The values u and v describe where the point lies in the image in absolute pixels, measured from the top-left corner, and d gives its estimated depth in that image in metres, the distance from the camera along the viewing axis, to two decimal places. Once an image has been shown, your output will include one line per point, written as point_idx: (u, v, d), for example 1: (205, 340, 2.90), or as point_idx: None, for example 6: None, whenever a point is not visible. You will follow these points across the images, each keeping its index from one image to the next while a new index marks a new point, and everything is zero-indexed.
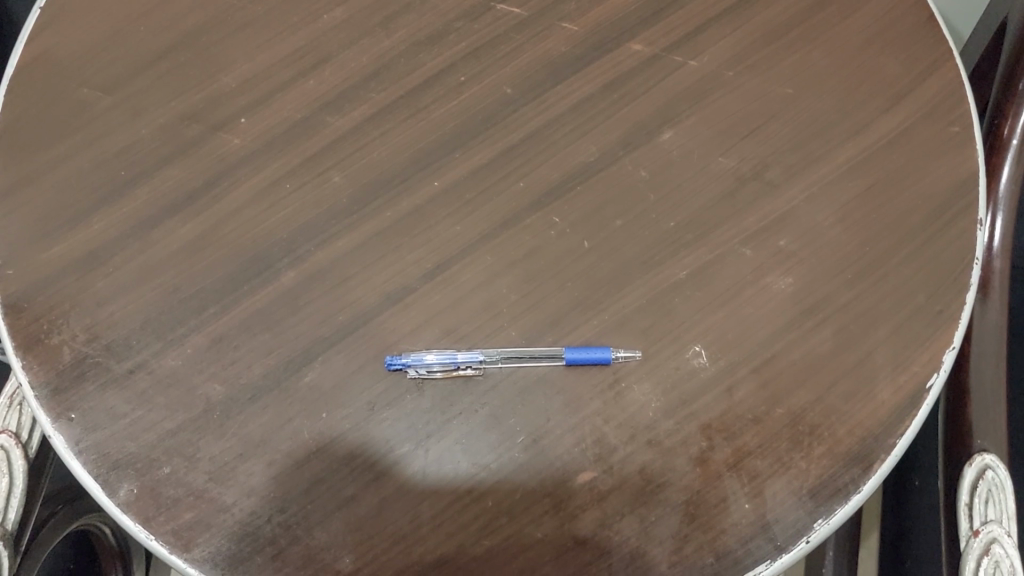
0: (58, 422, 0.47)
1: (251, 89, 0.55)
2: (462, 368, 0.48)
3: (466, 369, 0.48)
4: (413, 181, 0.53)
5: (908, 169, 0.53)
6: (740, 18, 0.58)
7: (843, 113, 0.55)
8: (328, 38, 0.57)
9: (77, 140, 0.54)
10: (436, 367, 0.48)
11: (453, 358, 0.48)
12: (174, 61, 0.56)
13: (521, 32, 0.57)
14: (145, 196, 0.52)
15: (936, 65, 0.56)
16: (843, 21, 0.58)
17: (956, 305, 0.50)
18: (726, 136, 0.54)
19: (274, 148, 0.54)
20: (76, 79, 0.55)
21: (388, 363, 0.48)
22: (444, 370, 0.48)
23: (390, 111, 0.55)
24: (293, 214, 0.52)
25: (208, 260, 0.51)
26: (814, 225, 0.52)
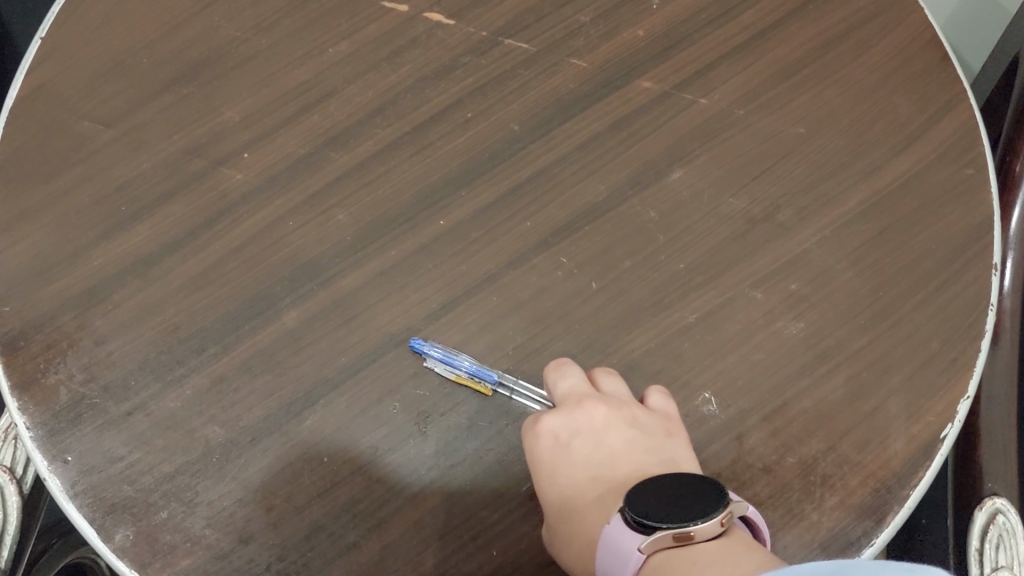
0: (54, 464, 0.46)
1: (255, 124, 0.54)
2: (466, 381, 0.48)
3: (467, 382, 0.48)
4: (419, 220, 0.52)
5: (921, 213, 0.52)
6: (751, 56, 0.57)
7: (854, 154, 0.54)
8: (334, 72, 0.56)
9: (77, 174, 0.53)
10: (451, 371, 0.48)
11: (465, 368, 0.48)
12: (177, 95, 0.55)
13: (529, 68, 0.56)
14: (147, 232, 0.51)
15: (950, 106, 0.56)
16: (856, 59, 0.57)
17: (971, 353, 0.49)
18: (737, 176, 0.53)
19: (278, 184, 0.53)
20: (77, 111, 0.54)
21: (413, 342, 0.49)
22: (457, 377, 0.48)
23: (395, 147, 0.54)
24: (296, 253, 0.51)
25: (209, 297, 0.50)
26: (826, 269, 0.51)
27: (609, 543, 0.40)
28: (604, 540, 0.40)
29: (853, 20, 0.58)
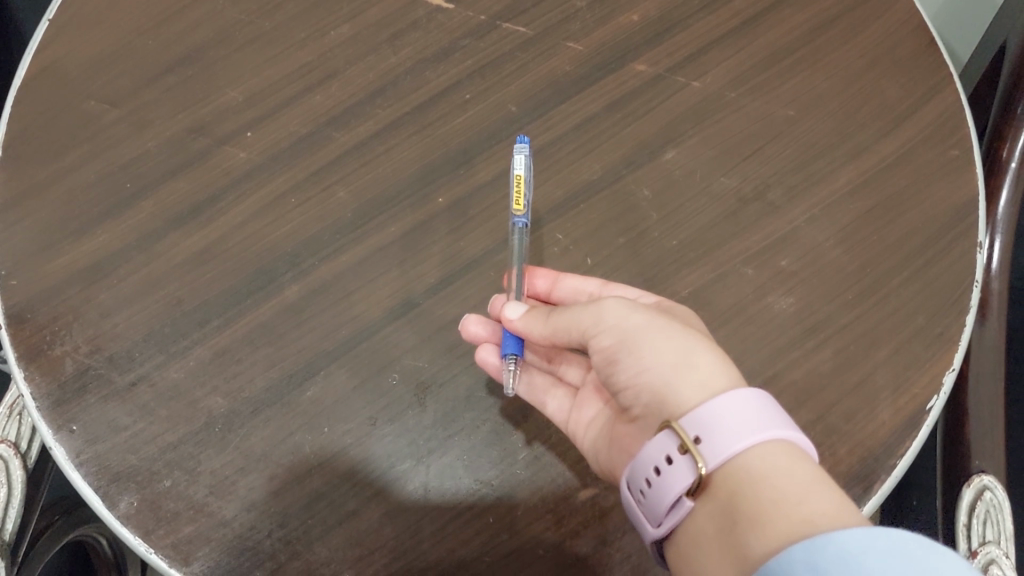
0: (60, 433, 0.47)
1: (258, 104, 0.55)
2: (515, 189, 0.50)
3: (518, 188, 0.50)
4: (418, 197, 0.53)
5: (908, 193, 0.54)
6: (743, 41, 0.58)
7: (843, 136, 0.55)
8: (335, 54, 0.57)
9: (82, 152, 0.54)
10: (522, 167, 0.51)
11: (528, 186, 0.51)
12: (181, 75, 0.56)
13: (526, 51, 0.57)
14: (151, 209, 0.52)
15: (936, 89, 0.57)
16: (844, 45, 0.58)
17: (957, 328, 0.50)
18: (728, 156, 0.55)
19: (280, 162, 0.54)
20: (83, 91, 0.56)
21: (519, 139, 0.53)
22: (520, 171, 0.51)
23: (395, 127, 0.55)
24: (297, 229, 0.52)
25: (213, 272, 0.51)
26: (815, 247, 0.52)
27: (759, 410, 0.39)
28: (764, 412, 0.39)
29: (841, 7, 0.60)
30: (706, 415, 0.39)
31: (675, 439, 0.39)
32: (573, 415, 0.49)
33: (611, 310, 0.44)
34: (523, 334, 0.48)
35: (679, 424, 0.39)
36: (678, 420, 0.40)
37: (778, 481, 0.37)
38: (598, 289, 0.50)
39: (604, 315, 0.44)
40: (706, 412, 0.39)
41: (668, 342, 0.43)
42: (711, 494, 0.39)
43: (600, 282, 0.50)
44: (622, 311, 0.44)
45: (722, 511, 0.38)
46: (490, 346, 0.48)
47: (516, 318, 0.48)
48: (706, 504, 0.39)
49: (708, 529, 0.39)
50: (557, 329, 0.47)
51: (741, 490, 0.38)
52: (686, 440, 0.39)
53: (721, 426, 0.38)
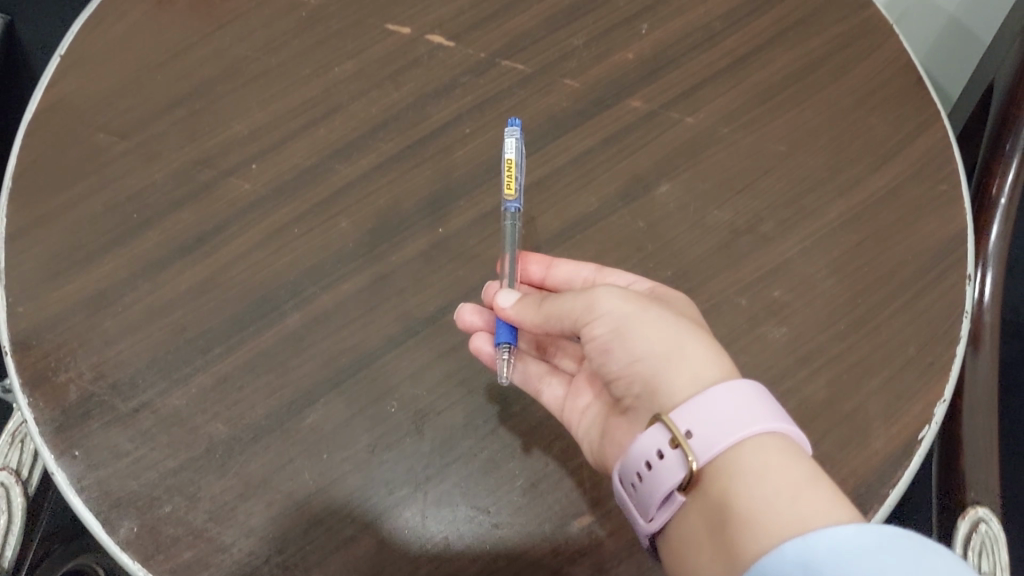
0: (62, 458, 0.47)
1: (262, 136, 0.57)
2: (506, 173, 0.53)
3: (507, 172, 0.53)
4: (418, 228, 0.54)
5: (897, 226, 0.55)
6: (735, 78, 0.60)
7: (834, 170, 0.57)
8: (338, 89, 0.59)
9: (90, 183, 0.55)
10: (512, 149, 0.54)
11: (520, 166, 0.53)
12: (188, 109, 0.58)
13: (524, 87, 0.59)
14: (157, 239, 0.53)
15: (924, 126, 0.58)
16: (834, 83, 0.60)
17: (946, 359, 0.51)
18: (722, 190, 0.56)
19: (284, 194, 0.55)
20: (93, 124, 0.57)
21: (512, 120, 0.55)
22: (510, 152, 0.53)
23: (396, 160, 0.56)
24: (300, 258, 0.53)
25: (216, 300, 0.52)
26: (807, 278, 0.53)
27: (751, 405, 0.40)
28: (756, 405, 0.40)
29: (831, 46, 0.62)
30: (695, 408, 0.40)
31: (665, 434, 0.40)
32: (567, 402, 0.51)
33: (601, 298, 0.46)
34: (515, 321, 0.49)
35: (670, 418, 0.41)
36: (669, 414, 0.41)
37: (769, 478, 0.38)
38: (592, 274, 0.52)
39: (597, 304, 0.45)
40: (697, 406, 0.40)
41: (658, 331, 0.45)
42: (702, 488, 0.40)
43: (594, 267, 0.52)
44: (612, 298, 0.45)
45: (715, 506, 0.39)
46: (485, 334, 0.50)
47: (508, 305, 0.49)
48: (698, 498, 0.40)
49: (700, 522, 0.40)
50: (550, 319, 0.48)
51: (733, 485, 0.39)
52: (677, 434, 0.40)
53: (712, 422, 0.40)
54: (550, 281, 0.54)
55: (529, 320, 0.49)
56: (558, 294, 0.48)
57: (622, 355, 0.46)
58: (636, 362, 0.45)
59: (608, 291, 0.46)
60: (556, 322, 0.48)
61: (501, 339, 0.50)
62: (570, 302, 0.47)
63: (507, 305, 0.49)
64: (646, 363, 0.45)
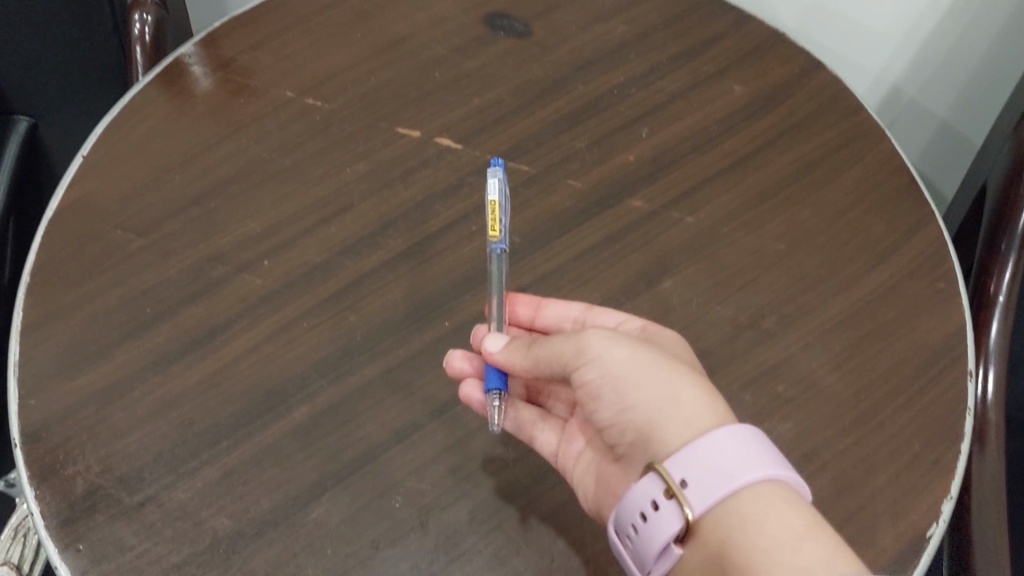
0: (66, 552, 0.47)
1: (274, 234, 0.59)
2: (491, 215, 0.55)
3: (495, 215, 0.55)
4: (425, 322, 0.55)
5: (896, 323, 0.56)
6: (733, 179, 0.62)
7: (832, 268, 0.58)
8: (349, 189, 0.61)
9: (106, 279, 0.56)
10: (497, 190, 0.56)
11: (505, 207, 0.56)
12: (204, 208, 0.60)
13: (530, 186, 0.61)
14: (168, 333, 0.54)
15: (918, 226, 0.60)
16: (829, 184, 0.62)
17: (951, 455, 0.51)
18: (723, 286, 0.57)
19: (294, 289, 0.56)
20: (111, 222, 0.59)
21: (495, 162, 0.58)
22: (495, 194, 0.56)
23: (405, 257, 0.58)
24: (308, 353, 0.54)
25: (225, 394, 0.52)
26: (809, 373, 0.53)
27: (744, 453, 0.42)
28: (749, 452, 0.42)
29: (824, 149, 0.64)
30: (688, 456, 0.42)
31: (660, 483, 0.42)
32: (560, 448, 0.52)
33: (591, 342, 0.47)
34: (505, 366, 0.50)
35: (664, 467, 0.42)
36: (663, 462, 0.43)
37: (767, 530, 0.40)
38: (581, 314, 0.53)
39: (586, 348, 0.46)
40: (689, 454, 0.42)
41: (649, 376, 0.46)
42: (699, 534, 0.42)
43: (583, 308, 0.53)
44: (600, 342, 0.46)
45: (714, 557, 0.41)
46: (474, 380, 0.51)
47: (497, 349, 0.50)
48: (696, 544, 0.42)
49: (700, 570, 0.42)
50: (540, 364, 0.49)
51: (731, 536, 0.40)
52: (671, 483, 0.41)
53: (708, 472, 0.41)
54: (538, 323, 0.55)
55: (519, 365, 0.49)
56: (546, 337, 0.49)
57: (613, 402, 0.47)
58: (628, 409, 0.46)
59: (598, 335, 0.47)
60: (544, 367, 0.49)
61: (491, 384, 0.50)
62: (559, 345, 0.47)
63: (497, 350, 0.50)
64: (638, 410, 0.46)
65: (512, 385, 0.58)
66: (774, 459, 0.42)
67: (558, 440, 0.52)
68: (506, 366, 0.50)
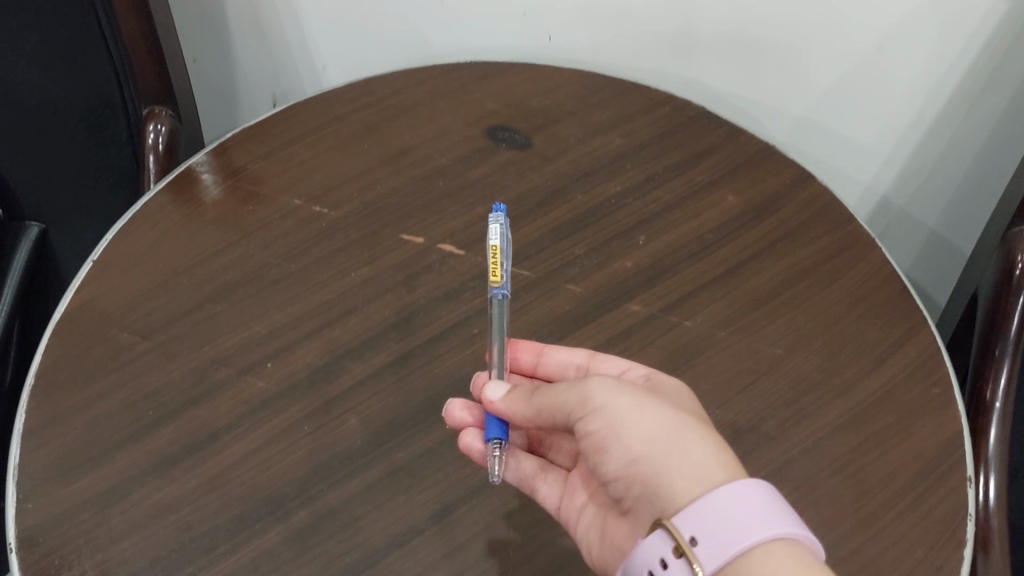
0: None
1: (279, 337, 0.59)
2: (492, 260, 0.56)
3: (495, 258, 0.56)
4: (426, 424, 0.56)
5: (894, 427, 0.56)
6: (729, 285, 0.63)
7: (829, 373, 0.59)
8: (354, 292, 0.62)
9: (109, 381, 0.57)
10: (499, 234, 0.57)
11: (507, 254, 0.57)
12: (211, 311, 0.61)
13: (530, 291, 0.62)
14: (170, 435, 0.54)
15: (911, 332, 0.61)
16: (823, 290, 0.63)
17: (958, 562, 0.50)
18: (722, 390, 0.57)
19: (296, 392, 0.57)
20: (118, 324, 0.60)
21: (496, 209, 0.60)
22: (497, 237, 0.57)
23: (406, 360, 0.59)
24: (309, 455, 0.54)
25: (224, 497, 0.52)
26: (811, 477, 0.53)
27: (752, 509, 0.41)
28: (756, 507, 0.41)
29: (816, 256, 0.66)
30: (696, 513, 0.41)
31: (669, 541, 0.41)
32: (564, 500, 0.52)
33: (595, 391, 0.46)
34: (506, 416, 0.50)
35: (672, 525, 0.42)
36: (671, 520, 0.42)
37: None
38: (585, 360, 0.54)
39: (591, 397, 0.46)
40: (697, 511, 0.41)
41: (655, 426, 0.45)
42: None
43: (587, 354, 0.54)
44: (606, 390, 0.46)
45: None
46: (474, 430, 0.52)
47: (497, 397, 0.50)
48: None
49: None
50: (544, 414, 0.48)
51: None
52: (681, 541, 0.41)
53: (715, 530, 0.41)
54: (540, 370, 0.56)
55: (520, 414, 0.49)
56: (548, 386, 0.49)
57: (620, 455, 0.46)
58: (635, 463, 0.45)
59: (602, 383, 0.47)
60: (547, 417, 0.48)
61: (492, 434, 0.51)
62: (562, 394, 0.47)
63: (498, 400, 0.50)
64: (646, 463, 0.45)
65: (513, 435, 0.58)
66: (788, 518, 0.41)
67: (560, 492, 0.53)
68: (507, 415, 0.50)
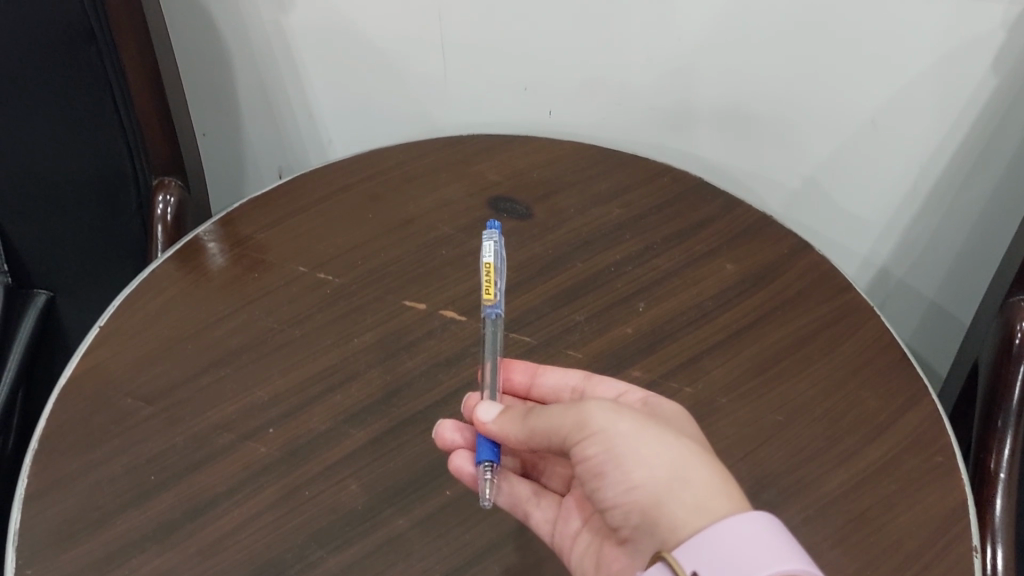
0: None
1: (281, 402, 0.60)
2: (486, 277, 0.59)
3: (489, 274, 0.59)
4: (426, 490, 0.55)
5: (899, 493, 0.55)
6: (729, 352, 0.64)
7: (831, 440, 0.58)
8: (357, 358, 0.63)
9: (112, 446, 0.57)
10: (493, 252, 0.61)
11: (501, 271, 0.61)
12: (215, 376, 0.61)
13: (532, 357, 0.63)
14: (170, 500, 0.54)
15: (912, 400, 0.61)
16: (822, 357, 0.64)
17: None
18: (723, 457, 0.57)
19: (297, 457, 0.57)
20: (122, 390, 0.60)
21: (492, 225, 0.64)
22: (490, 255, 0.61)
23: (408, 425, 0.59)
24: (309, 522, 0.53)
25: (222, 563, 0.51)
26: (816, 544, 0.53)
27: (755, 541, 0.41)
28: (759, 538, 0.41)
29: (815, 324, 0.66)
30: (698, 547, 0.42)
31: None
32: (558, 526, 0.54)
33: (590, 414, 0.47)
34: (499, 438, 0.51)
35: (674, 559, 0.42)
36: (673, 553, 0.42)
37: None
38: (579, 383, 0.57)
39: (588, 420, 0.47)
40: (700, 545, 0.41)
41: (651, 450, 0.46)
42: None
43: (582, 376, 0.57)
44: (602, 415, 0.47)
45: None
46: (466, 453, 0.54)
47: (489, 419, 0.52)
48: None
49: None
50: (539, 437, 0.49)
51: None
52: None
53: (719, 564, 0.40)
54: (535, 390, 0.59)
55: (513, 436, 0.51)
56: (543, 408, 0.50)
57: (617, 481, 0.46)
58: (632, 490, 0.46)
59: (600, 408, 0.48)
60: (542, 440, 0.50)
61: (482, 456, 0.52)
62: (559, 417, 0.48)
63: (490, 422, 0.51)
64: (643, 490, 0.45)
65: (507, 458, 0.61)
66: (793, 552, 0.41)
67: (554, 517, 0.54)
68: (499, 437, 0.51)
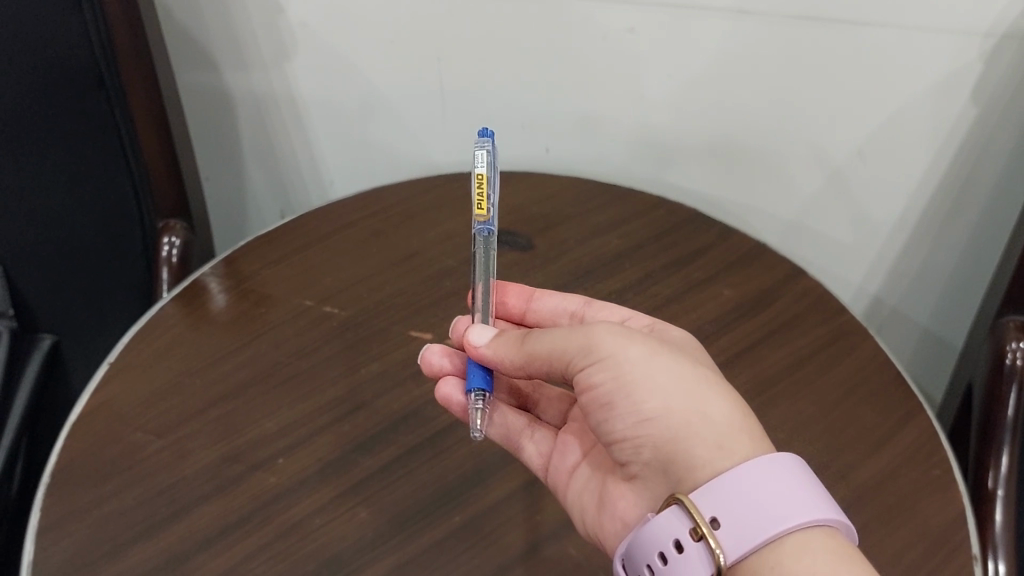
0: None
1: (289, 433, 0.61)
2: (477, 197, 0.56)
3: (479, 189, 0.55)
4: (435, 515, 0.56)
5: (899, 506, 0.56)
6: (728, 374, 0.65)
7: (831, 456, 0.60)
8: (364, 388, 0.64)
9: (122, 480, 0.57)
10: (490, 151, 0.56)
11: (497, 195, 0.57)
12: (223, 409, 0.62)
13: None
14: (181, 532, 0.54)
15: (908, 415, 0.63)
16: (819, 377, 0.65)
17: None
18: None
19: (307, 486, 0.57)
20: (132, 425, 0.61)
21: (485, 131, 0.58)
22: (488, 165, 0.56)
23: (415, 453, 0.60)
24: (319, 549, 0.54)
25: None
26: None
27: (777, 491, 0.43)
28: (781, 487, 0.43)
29: (811, 345, 0.68)
30: (717, 492, 0.44)
31: (688, 520, 0.44)
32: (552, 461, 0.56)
33: (600, 338, 0.48)
34: (494, 360, 0.52)
35: (693, 504, 0.44)
36: (689, 497, 0.44)
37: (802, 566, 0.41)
38: (580, 308, 0.60)
39: (597, 346, 0.48)
40: (721, 493, 0.43)
41: (662, 377, 0.47)
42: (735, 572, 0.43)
43: (582, 302, 0.60)
44: (611, 341, 0.48)
45: None
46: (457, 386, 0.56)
47: (482, 343, 0.53)
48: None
49: None
50: (540, 361, 0.50)
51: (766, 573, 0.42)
52: (701, 520, 0.43)
53: (742, 515, 0.43)
54: (530, 314, 0.62)
55: (509, 359, 0.51)
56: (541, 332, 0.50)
57: (625, 409, 0.47)
58: (642, 419, 0.47)
59: (608, 332, 0.48)
60: (539, 363, 0.50)
61: (474, 385, 0.54)
62: (563, 341, 0.49)
63: (483, 346, 0.52)
64: (657, 422, 0.47)
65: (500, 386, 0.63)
66: (810, 503, 0.43)
67: (549, 452, 0.57)
68: (492, 360, 0.52)
